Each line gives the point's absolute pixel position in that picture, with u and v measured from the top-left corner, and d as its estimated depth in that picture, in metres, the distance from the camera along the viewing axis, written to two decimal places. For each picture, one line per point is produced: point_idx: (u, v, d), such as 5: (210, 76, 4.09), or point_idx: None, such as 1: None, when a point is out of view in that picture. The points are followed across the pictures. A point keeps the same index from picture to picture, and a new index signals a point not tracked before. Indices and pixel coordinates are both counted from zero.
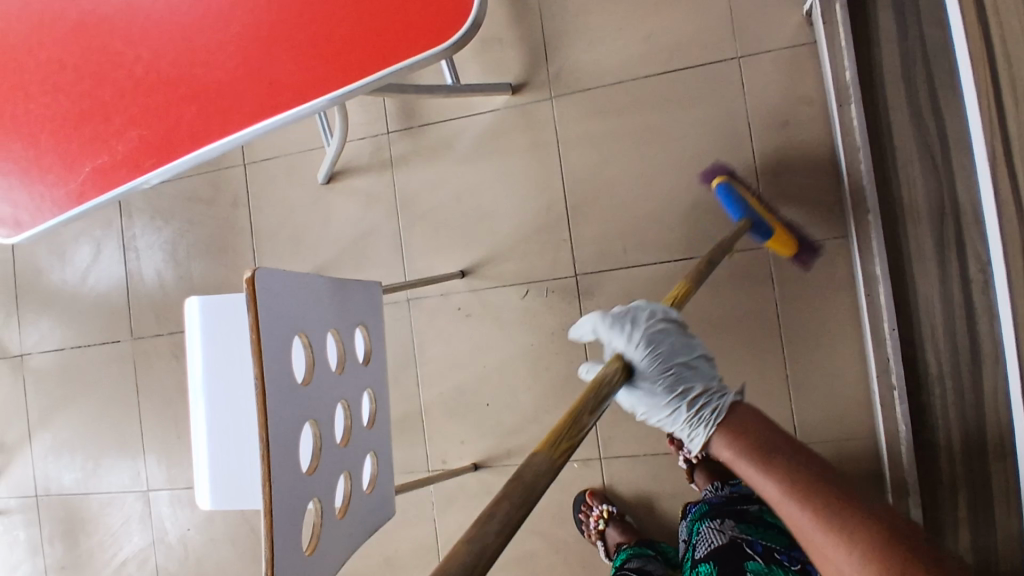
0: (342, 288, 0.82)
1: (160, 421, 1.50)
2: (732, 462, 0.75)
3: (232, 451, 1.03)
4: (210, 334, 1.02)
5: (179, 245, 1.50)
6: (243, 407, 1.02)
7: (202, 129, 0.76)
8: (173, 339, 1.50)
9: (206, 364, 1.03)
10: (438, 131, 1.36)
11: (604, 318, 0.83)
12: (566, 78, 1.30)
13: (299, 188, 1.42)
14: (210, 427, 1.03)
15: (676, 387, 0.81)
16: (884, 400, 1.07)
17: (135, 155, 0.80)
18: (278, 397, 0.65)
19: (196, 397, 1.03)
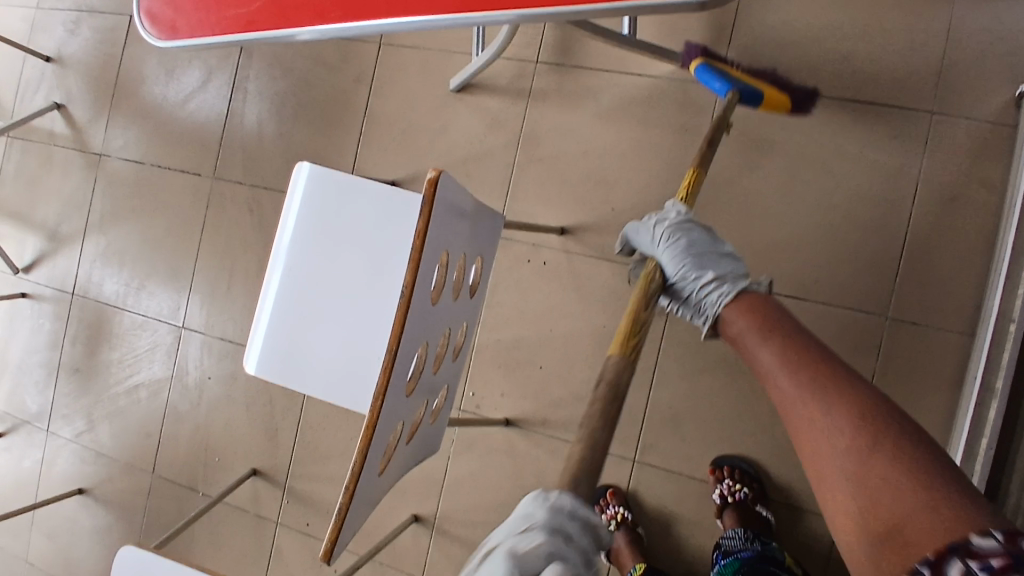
0: (479, 213, 0.79)
1: (215, 266, 1.48)
2: (737, 335, 0.80)
3: (293, 328, 0.99)
4: (312, 204, 0.96)
5: (288, 101, 1.45)
6: (319, 290, 0.98)
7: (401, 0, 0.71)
8: (253, 192, 1.46)
9: (296, 235, 0.97)
10: (588, 78, 1.27)
11: (644, 219, 0.90)
12: (741, 70, 1.20)
13: (427, 87, 1.35)
14: (280, 298, 0.99)
15: (690, 276, 0.84)
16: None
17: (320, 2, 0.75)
18: (413, 315, 0.64)
19: (275, 263, 0.99)
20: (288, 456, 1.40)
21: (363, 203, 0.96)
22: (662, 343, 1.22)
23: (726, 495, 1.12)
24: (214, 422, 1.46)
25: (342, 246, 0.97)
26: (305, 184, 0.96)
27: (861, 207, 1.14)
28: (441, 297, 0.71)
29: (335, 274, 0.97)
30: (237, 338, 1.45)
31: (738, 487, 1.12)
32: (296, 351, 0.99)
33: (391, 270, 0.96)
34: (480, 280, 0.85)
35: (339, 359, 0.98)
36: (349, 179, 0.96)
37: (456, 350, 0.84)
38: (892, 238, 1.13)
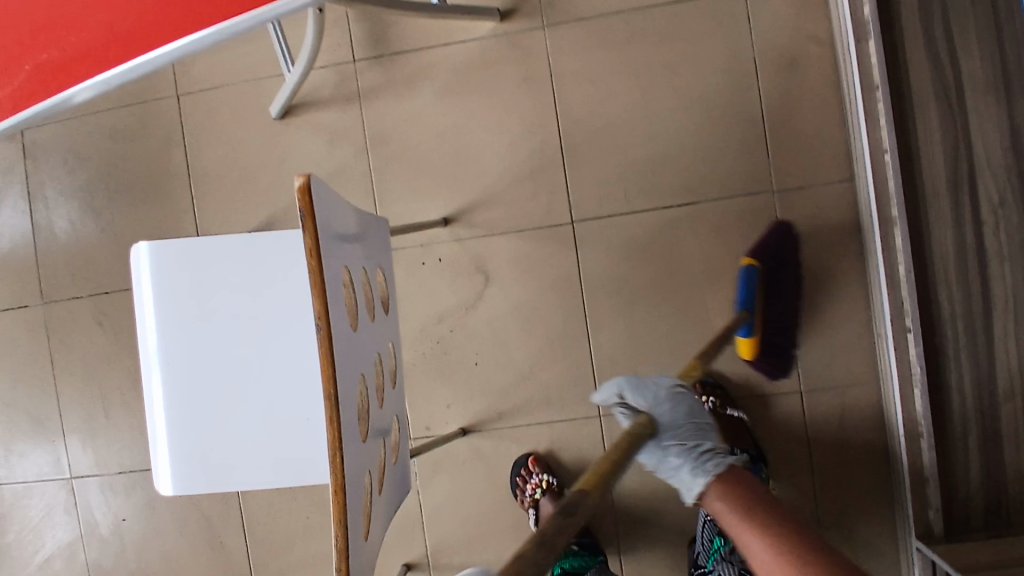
0: (364, 222, 0.71)
1: (84, 398, 1.29)
2: (724, 515, 0.71)
3: (197, 424, 0.86)
4: (167, 287, 0.85)
5: (100, 190, 1.27)
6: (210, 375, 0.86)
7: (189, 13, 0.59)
8: (96, 302, 1.28)
9: (161, 327, 0.85)
10: (413, 61, 1.20)
11: (630, 380, 0.83)
12: (560, 5, 1.18)
13: (248, 124, 1.23)
14: (169, 398, 0.86)
15: (689, 443, 0.80)
16: (897, 343, 1.05)
17: (96, 47, 0.61)
18: (339, 353, 0.54)
19: (150, 362, 0.86)
20: (247, 563, 1.25)
21: (222, 265, 0.84)
22: (585, 293, 1.19)
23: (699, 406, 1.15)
24: (149, 562, 1.28)
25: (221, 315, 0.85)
26: (153, 266, 0.84)
27: (716, 97, 1.16)
28: (357, 320, 0.62)
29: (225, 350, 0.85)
30: (140, 464, 1.27)
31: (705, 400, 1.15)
32: (214, 449, 0.86)
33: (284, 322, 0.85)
34: (391, 294, 0.77)
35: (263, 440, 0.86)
36: (201, 241, 0.84)
37: (395, 374, 0.76)
38: (752, 116, 1.15)
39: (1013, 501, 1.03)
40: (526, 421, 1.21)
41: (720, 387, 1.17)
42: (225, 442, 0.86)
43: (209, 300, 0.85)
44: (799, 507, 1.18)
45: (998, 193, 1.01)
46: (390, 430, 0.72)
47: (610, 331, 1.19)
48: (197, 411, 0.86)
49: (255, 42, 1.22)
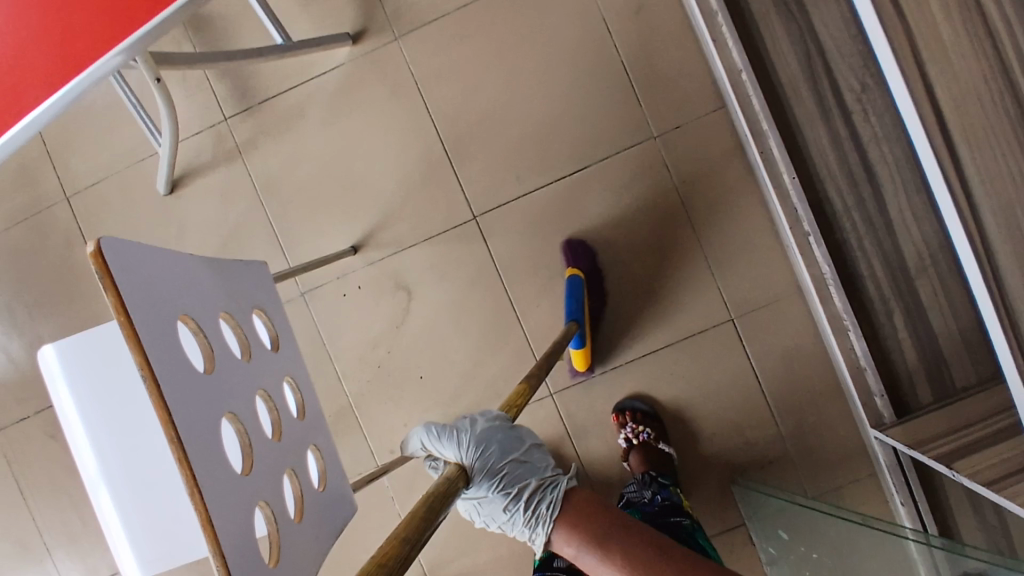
0: (224, 268, 0.71)
1: (56, 514, 1.29)
2: (577, 558, 0.74)
3: (144, 503, 0.88)
4: (82, 377, 0.87)
5: (17, 310, 1.28)
6: (147, 452, 0.88)
7: (1, 109, 0.66)
8: (42, 419, 1.28)
9: (87, 418, 0.87)
10: (282, 104, 1.22)
11: (433, 430, 0.88)
12: (406, 14, 1.20)
13: (141, 207, 1.24)
14: (113, 484, 0.88)
15: (515, 488, 0.85)
16: (802, 248, 1.08)
17: None
18: (182, 395, 0.55)
19: (86, 455, 0.88)
20: None
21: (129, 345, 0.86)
22: (505, 281, 1.21)
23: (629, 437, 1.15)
24: None
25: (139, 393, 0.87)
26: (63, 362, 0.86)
27: (577, 61, 1.18)
28: (219, 361, 0.63)
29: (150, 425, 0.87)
30: None
31: (641, 428, 1.15)
32: (164, 523, 0.88)
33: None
34: (274, 334, 0.77)
35: None
36: (104, 328, 0.87)
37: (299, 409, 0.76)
38: (616, 70, 1.18)
39: (954, 369, 1.03)
40: None
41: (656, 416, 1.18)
42: (177, 513, 0.88)
43: (123, 383, 0.87)
44: (762, 428, 1.19)
45: (856, 78, 1.00)
46: (300, 461, 0.71)
47: (539, 310, 1.20)
48: (140, 490, 0.88)
49: (126, 127, 1.24)
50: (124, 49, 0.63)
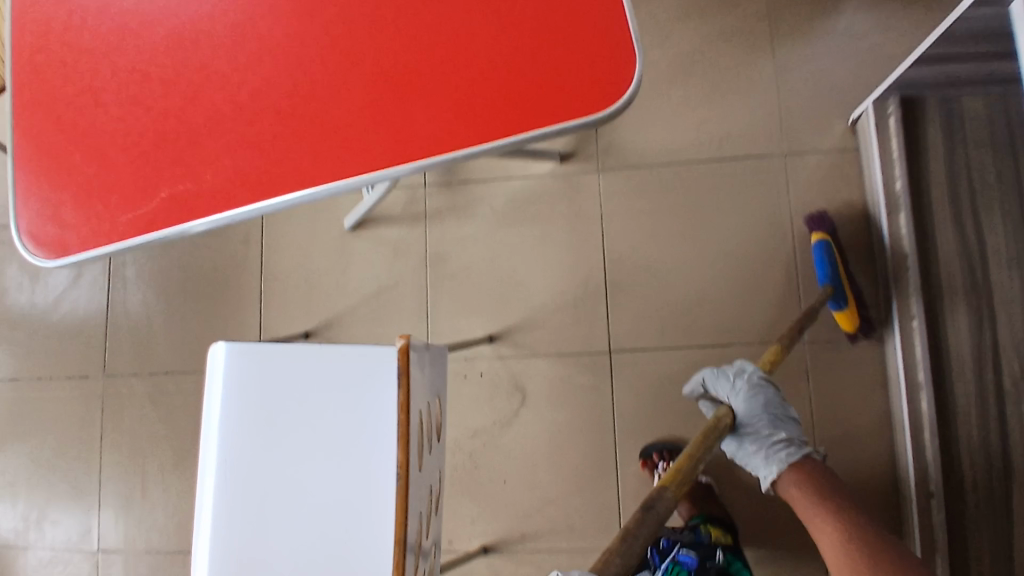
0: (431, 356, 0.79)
1: (125, 472, 1.35)
2: (797, 499, 0.88)
3: (247, 523, 0.87)
4: (237, 383, 0.90)
5: (175, 279, 1.38)
6: (266, 474, 0.88)
7: (290, 171, 0.70)
8: (152, 381, 1.35)
9: (225, 424, 0.89)
10: (477, 190, 1.32)
11: (713, 371, 1.06)
12: (615, 153, 1.30)
13: (321, 231, 1.34)
14: (223, 495, 0.88)
15: (762, 430, 0.95)
16: (919, 507, 1.09)
17: (229, 185, 0.71)
18: (413, 489, 0.62)
19: (209, 457, 0.89)
20: None
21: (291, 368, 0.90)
22: (617, 421, 1.24)
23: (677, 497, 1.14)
24: None
25: (285, 419, 0.89)
26: (234, 363, 0.90)
27: (754, 249, 1.25)
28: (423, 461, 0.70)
29: (282, 453, 0.88)
30: (168, 543, 1.31)
31: (673, 468, 1.17)
32: (255, 549, 0.87)
33: (343, 440, 0.88)
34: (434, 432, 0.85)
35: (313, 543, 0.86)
36: (279, 347, 0.91)
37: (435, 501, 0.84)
38: (788, 271, 1.23)
39: None
40: (548, 543, 1.22)
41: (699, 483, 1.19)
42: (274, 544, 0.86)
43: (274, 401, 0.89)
44: None
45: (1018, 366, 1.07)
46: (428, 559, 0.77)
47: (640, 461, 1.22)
48: (249, 512, 0.87)
49: None
50: (449, 158, 0.67)
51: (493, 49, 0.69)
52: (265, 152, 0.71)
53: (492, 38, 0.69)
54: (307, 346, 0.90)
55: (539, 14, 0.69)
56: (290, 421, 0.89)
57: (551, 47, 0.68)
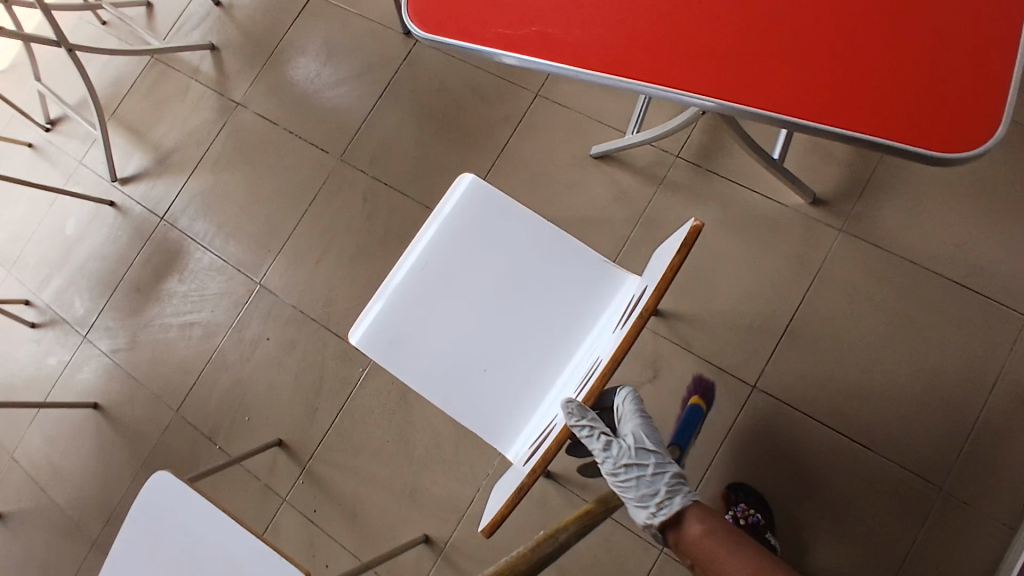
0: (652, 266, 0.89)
1: (310, 238, 1.53)
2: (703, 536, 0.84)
3: (410, 314, 1.01)
4: (464, 210, 1.02)
5: (432, 116, 1.53)
6: (446, 289, 1.02)
7: (641, 61, 0.75)
8: (371, 183, 1.52)
9: (437, 234, 1.03)
10: (720, 184, 1.35)
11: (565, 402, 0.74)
12: (865, 224, 1.29)
13: (571, 144, 1.43)
14: (406, 284, 1.02)
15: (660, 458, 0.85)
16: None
17: (585, 47, 0.77)
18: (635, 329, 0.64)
19: (412, 251, 1.03)
20: (321, 436, 1.42)
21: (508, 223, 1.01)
22: (721, 446, 1.26)
23: (739, 518, 1.17)
24: (257, 382, 1.48)
25: (487, 260, 1.01)
26: (473, 195, 1.02)
27: (943, 381, 1.21)
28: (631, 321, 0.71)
29: (470, 283, 1.01)
30: (309, 310, 1.48)
31: (750, 513, 1.18)
32: (404, 338, 1.01)
33: (519, 301, 1.00)
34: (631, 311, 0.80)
35: (448, 359, 1.00)
36: (512, 204, 1.02)
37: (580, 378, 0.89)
38: (964, 419, 1.19)
39: None
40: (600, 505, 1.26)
41: (767, 509, 1.20)
42: (421, 343, 1.00)
43: (482, 239, 1.02)
44: None
45: None
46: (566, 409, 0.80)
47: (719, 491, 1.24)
48: (420, 307, 1.01)
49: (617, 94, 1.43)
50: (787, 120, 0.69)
51: (874, 50, 0.70)
52: (629, 35, 0.76)
53: (887, 41, 0.70)
54: (535, 215, 1.01)
55: (943, 44, 0.69)
56: (489, 264, 1.01)
57: (936, 77, 0.69)
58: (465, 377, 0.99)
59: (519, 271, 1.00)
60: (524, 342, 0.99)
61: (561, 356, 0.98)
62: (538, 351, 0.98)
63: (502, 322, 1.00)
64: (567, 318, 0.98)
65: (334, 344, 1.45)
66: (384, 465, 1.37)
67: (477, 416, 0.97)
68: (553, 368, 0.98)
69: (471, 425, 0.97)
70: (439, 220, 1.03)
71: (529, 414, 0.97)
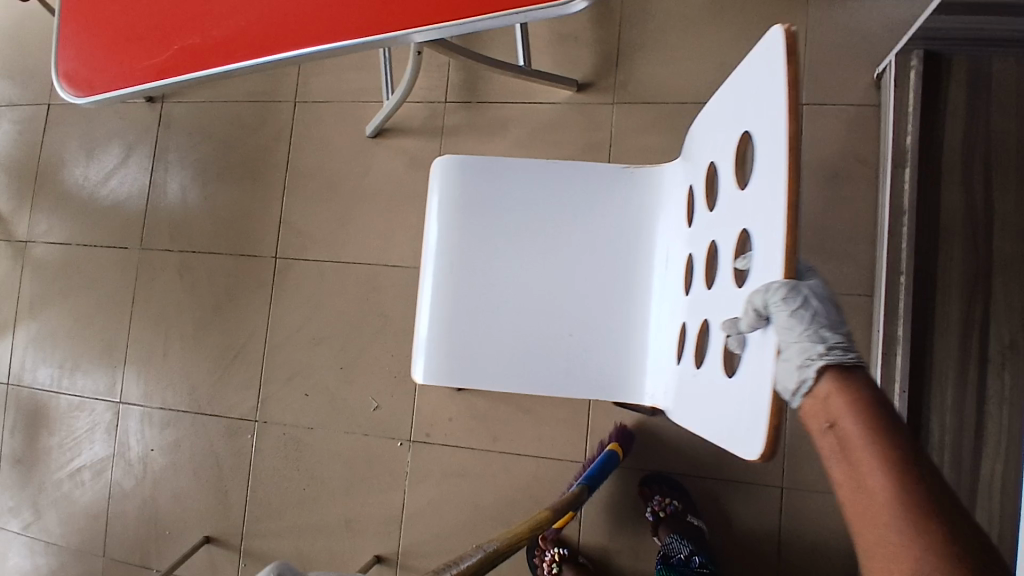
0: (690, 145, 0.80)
1: (148, 336, 1.48)
2: (845, 399, 0.52)
3: (470, 324, 0.89)
4: (457, 193, 0.91)
5: (211, 168, 1.49)
6: (490, 277, 0.90)
7: (288, 32, 0.74)
8: (182, 257, 1.48)
9: (440, 232, 0.91)
10: (494, 111, 1.36)
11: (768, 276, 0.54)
12: (632, 87, 1.31)
13: (347, 135, 1.42)
14: (447, 296, 0.90)
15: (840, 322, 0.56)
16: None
17: (233, 42, 0.76)
18: (768, 168, 0.52)
19: (431, 262, 0.91)
20: (242, 515, 1.38)
21: (509, 180, 0.91)
22: None
23: (658, 510, 1.18)
24: (162, 495, 1.43)
25: (514, 228, 0.91)
26: (458, 178, 0.91)
27: None
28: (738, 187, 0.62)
29: (506, 258, 0.90)
30: (177, 404, 1.44)
31: (667, 502, 1.18)
32: (478, 350, 0.89)
33: (569, 249, 0.90)
34: (742, 169, 0.62)
35: (532, 345, 0.88)
36: (499, 161, 0.91)
37: (709, 278, 0.71)
38: None
39: None
40: (517, 451, 1.27)
41: (684, 491, 1.20)
42: (497, 344, 0.89)
43: (493, 211, 0.91)
44: None
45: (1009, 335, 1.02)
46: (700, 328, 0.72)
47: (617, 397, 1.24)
48: (475, 312, 0.89)
49: (368, 72, 1.43)
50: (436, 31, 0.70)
51: None
52: (269, 15, 0.76)
53: None
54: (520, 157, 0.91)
55: None
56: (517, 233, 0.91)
57: None
58: (561, 352, 0.88)
59: (551, 222, 0.90)
60: (602, 282, 0.89)
61: (642, 276, 0.89)
62: (612, 289, 0.89)
63: (564, 275, 0.90)
64: (621, 245, 0.90)
65: (214, 423, 1.41)
66: (312, 511, 1.35)
67: (594, 379, 0.87)
68: (640, 294, 0.89)
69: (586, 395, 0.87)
70: (438, 221, 0.91)
71: (641, 353, 0.87)
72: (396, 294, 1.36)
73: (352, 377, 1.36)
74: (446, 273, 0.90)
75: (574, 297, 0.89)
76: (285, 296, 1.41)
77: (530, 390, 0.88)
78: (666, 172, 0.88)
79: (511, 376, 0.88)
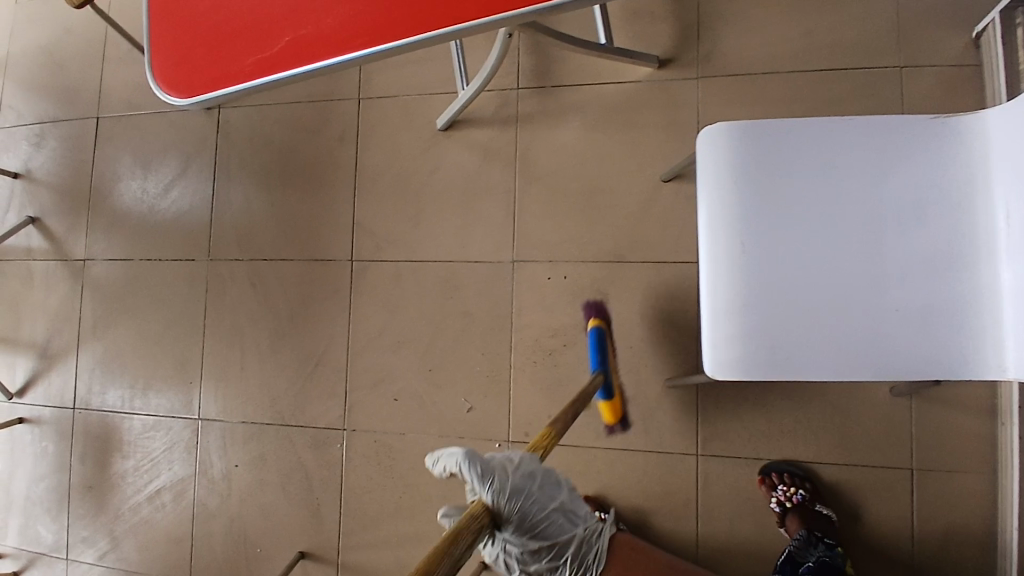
0: None
1: (223, 350, 1.44)
2: None
3: (768, 306, 0.83)
4: (739, 165, 0.84)
5: (275, 174, 1.44)
6: (789, 254, 0.83)
7: (409, 14, 0.68)
8: (252, 266, 1.44)
9: (726, 207, 0.84)
10: (570, 95, 1.31)
11: None
12: (716, 61, 1.25)
13: (416, 131, 1.37)
14: (739, 275, 0.83)
15: None
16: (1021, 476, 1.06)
17: (347, 29, 0.70)
18: None
19: (716, 239, 0.85)
20: (337, 527, 1.34)
21: (798, 146, 0.84)
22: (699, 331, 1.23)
23: (785, 500, 1.11)
24: (250, 512, 1.39)
25: (806, 199, 0.83)
26: (729, 152, 0.84)
27: None
28: None
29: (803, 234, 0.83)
30: (259, 417, 1.40)
31: (793, 490, 1.12)
32: (779, 334, 0.82)
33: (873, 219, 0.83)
34: None
35: (844, 325, 0.81)
36: (793, 125, 0.84)
37: None
38: None
39: None
40: (622, 445, 1.23)
41: (808, 479, 1.14)
42: (802, 327, 0.82)
43: (785, 182, 0.84)
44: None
45: None
46: None
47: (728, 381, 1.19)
48: (773, 294, 0.83)
49: (433, 63, 1.38)
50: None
51: None
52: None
53: None
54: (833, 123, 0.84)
55: None
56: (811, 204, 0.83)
57: None
58: (879, 332, 0.80)
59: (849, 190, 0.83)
60: (917, 250, 0.81)
61: (974, 241, 0.80)
62: (931, 256, 0.81)
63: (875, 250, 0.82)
64: (933, 208, 0.82)
65: (300, 435, 1.37)
66: (409, 520, 1.31)
67: (919, 356, 0.79)
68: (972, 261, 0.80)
69: (927, 374, 0.79)
70: (714, 198, 0.85)
71: (984, 326, 0.79)
72: (480, 292, 1.31)
73: (440, 380, 1.31)
74: (737, 251, 0.84)
75: (886, 268, 0.82)
76: (364, 301, 1.36)
77: (846, 373, 0.81)
78: (997, 117, 0.79)
79: (822, 360, 0.81)
